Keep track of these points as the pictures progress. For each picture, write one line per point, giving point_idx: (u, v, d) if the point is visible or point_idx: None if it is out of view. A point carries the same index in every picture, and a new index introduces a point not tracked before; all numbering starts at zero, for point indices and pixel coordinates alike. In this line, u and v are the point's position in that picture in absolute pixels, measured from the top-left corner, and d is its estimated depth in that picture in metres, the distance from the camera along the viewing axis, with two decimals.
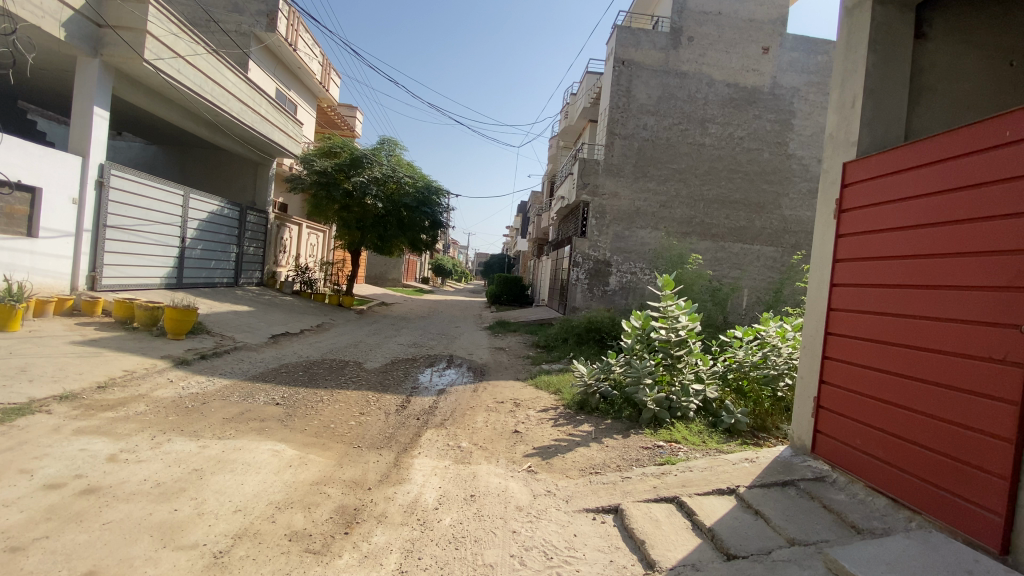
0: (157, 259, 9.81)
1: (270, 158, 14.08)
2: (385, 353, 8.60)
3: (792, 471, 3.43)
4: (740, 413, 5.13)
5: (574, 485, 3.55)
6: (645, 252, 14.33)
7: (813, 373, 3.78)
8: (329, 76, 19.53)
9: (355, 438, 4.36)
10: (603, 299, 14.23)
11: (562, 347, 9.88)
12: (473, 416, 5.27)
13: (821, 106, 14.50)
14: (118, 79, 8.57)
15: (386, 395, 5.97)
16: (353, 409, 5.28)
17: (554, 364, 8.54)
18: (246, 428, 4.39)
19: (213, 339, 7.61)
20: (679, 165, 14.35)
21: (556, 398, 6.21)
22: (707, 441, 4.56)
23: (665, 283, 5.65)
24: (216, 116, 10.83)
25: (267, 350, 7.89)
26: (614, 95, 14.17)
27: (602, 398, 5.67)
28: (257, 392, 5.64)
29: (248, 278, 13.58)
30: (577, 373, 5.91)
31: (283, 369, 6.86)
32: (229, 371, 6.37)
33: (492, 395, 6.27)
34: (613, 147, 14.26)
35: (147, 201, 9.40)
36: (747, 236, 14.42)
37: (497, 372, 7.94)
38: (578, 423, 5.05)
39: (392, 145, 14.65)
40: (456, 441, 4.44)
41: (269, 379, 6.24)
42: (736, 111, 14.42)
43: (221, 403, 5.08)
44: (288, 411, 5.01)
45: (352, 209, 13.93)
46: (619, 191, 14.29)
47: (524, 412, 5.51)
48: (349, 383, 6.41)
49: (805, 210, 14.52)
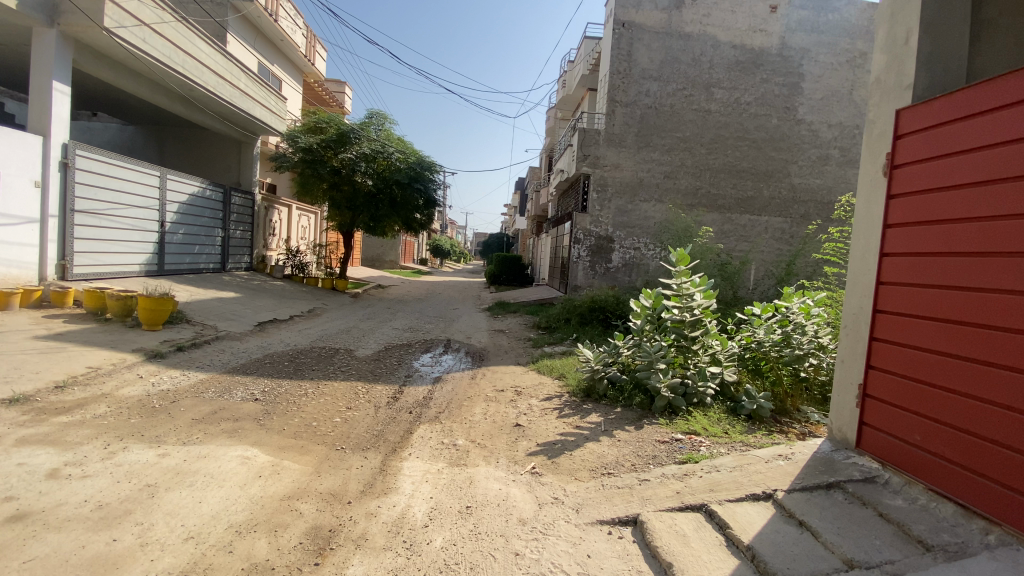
0: (134, 245, 9.30)
1: (254, 136, 13.42)
2: (378, 339, 8.13)
3: (836, 471, 2.98)
4: (762, 398, 4.70)
5: (585, 491, 3.10)
6: (649, 226, 13.75)
7: (859, 357, 3.26)
8: (314, 49, 18.64)
9: (338, 438, 3.91)
10: (605, 275, 13.75)
11: (565, 328, 9.40)
12: (470, 408, 4.82)
13: (832, 67, 13.74)
14: (79, 50, 7.90)
15: (377, 386, 5.52)
16: (339, 404, 4.83)
17: (557, 346, 8.10)
18: (216, 430, 3.94)
19: (193, 329, 7.13)
20: (683, 133, 13.68)
21: (560, 384, 5.75)
22: (729, 432, 4.10)
23: (680, 256, 5.13)
24: (189, 90, 10.14)
25: (251, 338, 7.42)
26: (614, 60, 13.41)
27: (610, 383, 5.19)
28: (235, 386, 5.18)
29: (235, 264, 13.04)
30: (583, 358, 5.40)
31: (267, 359, 6.41)
32: (207, 364, 5.91)
33: (491, 383, 5.81)
34: (614, 116, 13.56)
35: (119, 182, 8.79)
36: (755, 207, 13.83)
37: (497, 356, 7.50)
38: (585, 414, 4.59)
39: (382, 119, 13.92)
40: (451, 439, 3.99)
41: (249, 371, 5.78)
42: (743, 74, 13.66)
43: (192, 401, 4.62)
44: (267, 408, 4.56)
45: (341, 187, 13.34)
46: (621, 162, 13.64)
47: (525, 401, 5.05)
48: (337, 373, 5.95)
49: (815, 177, 13.90)
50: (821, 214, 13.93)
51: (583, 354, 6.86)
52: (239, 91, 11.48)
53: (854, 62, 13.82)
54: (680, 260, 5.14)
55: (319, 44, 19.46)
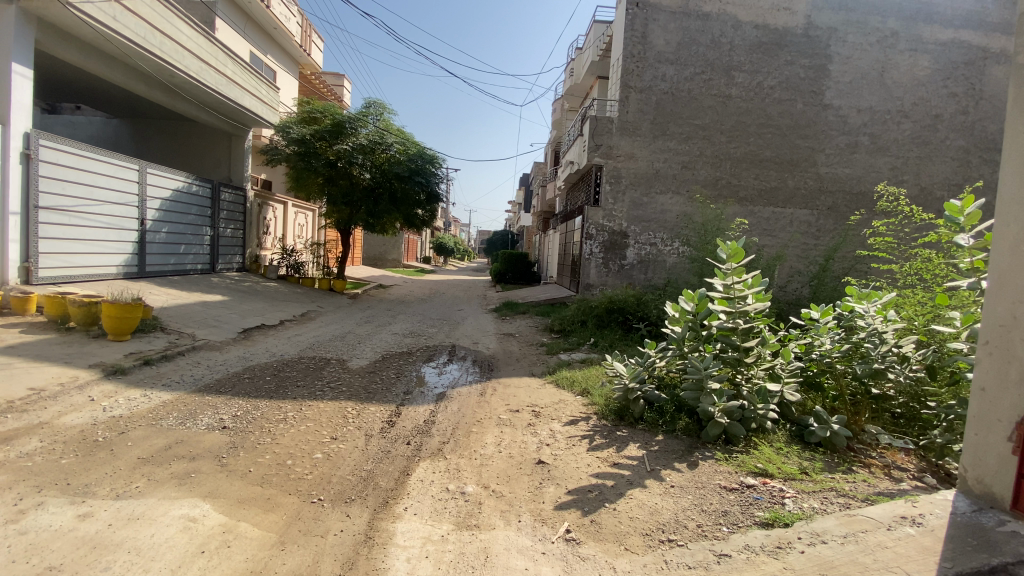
0: (110, 245, 8.51)
1: (245, 129, 12.59)
2: (375, 347, 7.32)
3: (996, 547, 2.14)
4: (836, 423, 3.91)
5: (643, 572, 2.27)
6: (667, 220, 12.88)
7: (1013, 388, 2.41)
8: (309, 38, 17.84)
9: (316, 486, 3.09)
10: (619, 273, 12.91)
11: (580, 332, 8.52)
12: (480, 437, 3.99)
13: (861, 48, 12.82)
14: (41, 29, 7.11)
15: (370, 406, 4.68)
16: (323, 432, 4.02)
17: (575, 353, 7.29)
18: (162, 476, 3.13)
19: (167, 338, 6.33)
20: (702, 120, 12.79)
21: (584, 401, 4.92)
22: (806, 472, 3.32)
23: (733, 250, 4.29)
24: (170, 76, 9.35)
25: (233, 348, 6.62)
26: (628, 42, 12.52)
27: (647, 405, 4.33)
28: (202, 410, 4.38)
29: (227, 264, 12.26)
30: (613, 372, 4.54)
31: (246, 374, 5.60)
32: (174, 381, 5.10)
33: (503, 401, 4.98)
34: (628, 102, 12.67)
35: (91, 175, 8.00)
36: (780, 199, 12.95)
37: (507, 366, 6.69)
38: (623, 445, 3.77)
39: (381, 108, 13.04)
40: (458, 484, 3.15)
41: (224, 390, 4.97)
42: (766, 56, 12.74)
43: (146, 432, 3.82)
44: (235, 441, 3.75)
45: (338, 181, 12.53)
46: (636, 152, 12.76)
47: (545, 427, 4.22)
48: (325, 391, 5.13)
49: (843, 166, 13.00)
50: (850, 205, 13.03)
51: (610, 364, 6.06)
52: (226, 79, 10.67)
53: (885, 43, 12.86)
54: (734, 257, 4.29)
55: (315, 34, 18.65)
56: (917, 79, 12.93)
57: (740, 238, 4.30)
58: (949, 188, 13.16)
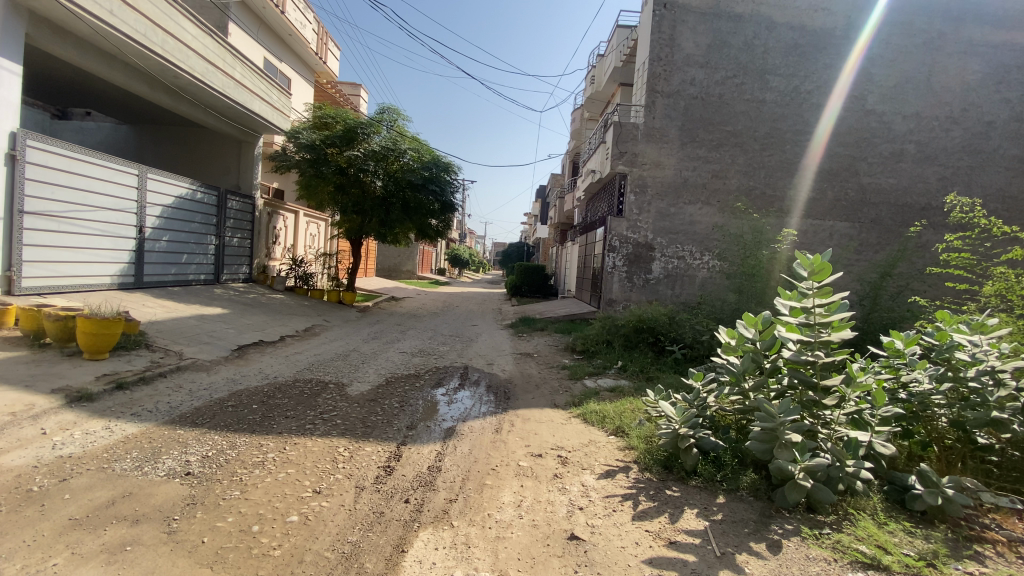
0: (104, 253, 8.02)
1: (255, 135, 12.20)
2: (380, 368, 6.63)
3: None
4: (949, 486, 3.09)
5: None
6: (696, 232, 12.06)
7: None
8: (325, 46, 17.58)
9: (282, 570, 2.37)
10: (644, 289, 12.13)
11: (607, 353, 7.75)
12: (496, 494, 3.22)
13: (906, 51, 11.95)
14: (33, 24, 6.67)
15: (366, 445, 3.97)
16: (306, 482, 3.30)
17: (602, 379, 6.53)
18: (90, 549, 2.44)
19: (150, 357, 5.72)
20: (734, 126, 12.00)
21: (619, 443, 4.15)
22: (930, 561, 2.50)
23: (818, 265, 3.53)
24: (174, 77, 8.96)
25: (222, 369, 5.98)
26: (655, 45, 11.85)
27: (702, 454, 3.55)
28: (167, 450, 3.72)
29: (232, 274, 11.76)
30: (660, 413, 3.78)
31: (231, 400, 4.93)
32: (146, 411, 4.45)
33: (522, 441, 4.23)
34: (654, 107, 11.96)
35: (84, 179, 7.55)
36: (818, 211, 12.07)
37: (526, 393, 5.95)
38: (678, 514, 2.98)
39: (394, 114, 12.54)
40: (466, 571, 2.40)
41: (199, 422, 4.30)
42: (803, 59, 11.94)
43: (91, 480, 3.15)
44: (195, 495, 3.05)
45: (349, 189, 11.96)
46: (662, 160, 12.02)
47: (576, 480, 3.46)
48: (317, 424, 4.41)
49: (887, 176, 12.06)
50: (894, 218, 12.08)
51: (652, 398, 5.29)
52: (233, 82, 10.28)
53: (931, 45, 11.94)
54: (819, 274, 3.55)
55: (332, 42, 18.40)
56: (966, 85, 12.00)
57: (829, 250, 3.54)
58: (1004, 201, 12.07)
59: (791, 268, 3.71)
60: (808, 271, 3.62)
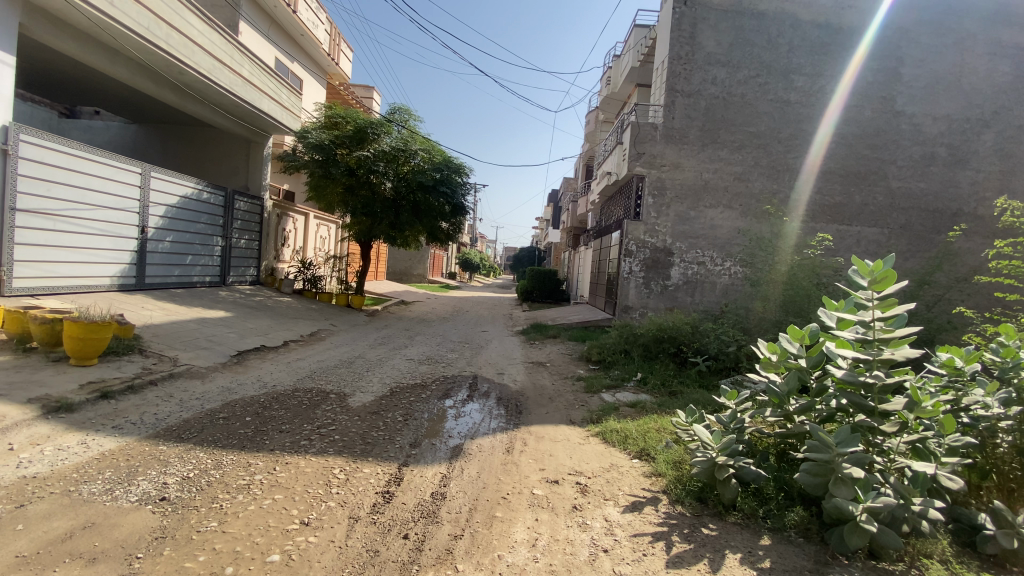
0: (104, 254, 7.80)
1: (264, 135, 12.00)
2: (384, 377, 6.28)
3: None
4: None
5: None
6: (716, 237, 11.59)
7: None
8: (338, 47, 17.43)
9: None
10: (661, 295, 11.68)
11: (625, 364, 7.32)
12: (507, 530, 2.83)
13: (939, 50, 11.35)
14: (28, 13, 6.50)
15: (366, 466, 3.59)
16: (294, 512, 2.92)
17: (621, 393, 6.11)
18: None
19: (141, 364, 5.43)
20: (756, 127, 11.51)
21: (646, 469, 3.72)
22: None
23: (881, 273, 3.09)
24: (179, 73, 8.78)
25: (218, 376, 5.67)
26: (674, 43, 11.43)
27: (742, 486, 3.11)
28: (145, 470, 3.39)
29: (239, 277, 11.53)
30: (693, 437, 3.36)
31: (222, 412, 4.60)
32: (129, 424, 4.14)
33: (535, 463, 3.83)
34: (674, 107, 11.53)
35: (83, 177, 7.35)
36: (845, 216, 11.50)
37: (540, 407, 5.55)
38: (722, 561, 2.55)
39: (405, 115, 12.29)
40: None
41: (185, 437, 3.96)
42: (829, 58, 11.41)
43: (52, 508, 2.83)
44: (166, 528, 2.70)
45: (358, 191, 11.70)
46: (681, 162, 11.58)
47: (598, 514, 3.04)
48: (313, 440, 4.04)
49: (918, 180, 11.48)
50: (926, 224, 11.48)
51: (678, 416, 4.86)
52: (240, 79, 10.08)
53: (965, 44, 11.34)
54: (882, 283, 3.11)
55: (345, 43, 18.24)
56: (1002, 85, 11.35)
57: (892, 255, 3.09)
58: None
59: (847, 275, 3.29)
60: (868, 279, 3.19)
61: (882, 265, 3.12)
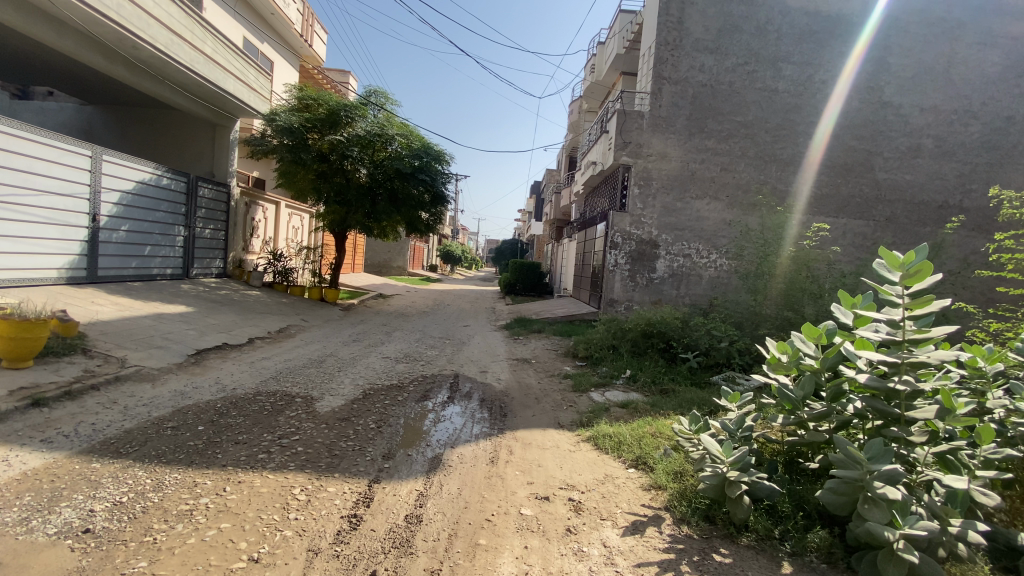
0: (50, 244, 7.13)
1: (231, 118, 11.29)
2: (357, 377, 5.81)
3: None
4: None
5: None
6: (703, 229, 11.37)
7: None
8: (310, 28, 16.62)
9: None
10: (647, 288, 11.42)
11: (613, 360, 7.00)
12: (493, 562, 2.44)
13: (926, 40, 11.24)
14: None
15: (332, 484, 3.17)
16: (243, 545, 2.48)
17: (610, 392, 5.79)
18: None
19: (83, 366, 4.88)
20: (744, 117, 11.27)
21: (645, 482, 3.37)
22: None
23: (915, 266, 2.76)
24: (134, 48, 8.09)
25: (171, 379, 5.14)
26: (662, 28, 11.08)
27: (758, 504, 2.81)
28: (70, 494, 2.91)
29: (203, 269, 10.85)
30: (701, 448, 3.05)
31: (171, 420, 4.11)
32: (60, 436, 3.62)
33: (523, 476, 3.46)
34: (661, 94, 11.21)
35: (23, 160, 6.67)
36: (831, 207, 11.39)
37: (525, 409, 5.18)
38: None
39: (382, 98, 11.71)
40: None
41: (124, 452, 3.47)
42: (818, 47, 11.22)
43: None
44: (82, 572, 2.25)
45: (332, 178, 11.14)
46: (668, 151, 11.29)
47: (594, 538, 2.69)
48: (271, 453, 3.59)
49: (903, 172, 11.41)
50: (910, 216, 11.45)
51: (674, 419, 4.54)
52: (203, 57, 9.39)
53: (951, 35, 11.26)
54: (916, 277, 2.77)
55: (318, 24, 17.41)
56: (986, 77, 11.32)
57: (925, 246, 2.77)
58: None
59: (874, 269, 2.97)
60: (899, 273, 2.85)
61: (915, 258, 2.80)
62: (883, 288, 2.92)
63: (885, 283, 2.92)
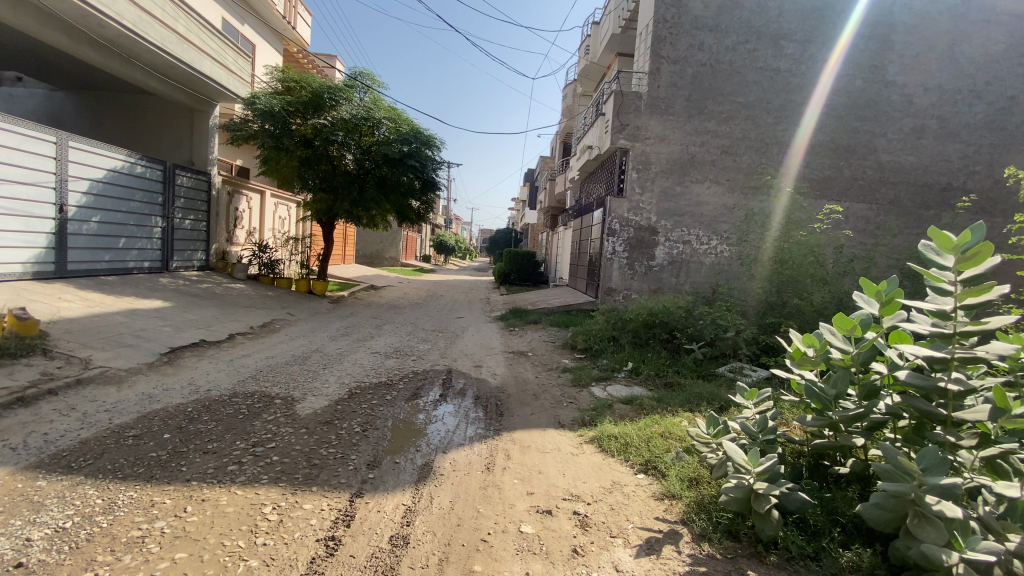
0: (15, 236, 6.68)
1: (210, 103, 10.77)
2: (343, 375, 5.45)
3: None
4: None
5: None
6: (703, 214, 11.03)
7: None
8: (293, 10, 15.95)
9: None
10: (645, 276, 11.11)
11: (613, 352, 6.69)
12: None
13: (932, 16, 10.85)
14: None
15: (309, 501, 2.82)
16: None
17: (612, 386, 5.48)
18: None
19: (43, 368, 4.49)
20: (745, 98, 10.87)
21: (658, 490, 3.04)
22: None
23: (973, 247, 2.36)
24: (99, 25, 7.56)
25: (140, 381, 4.76)
26: (660, 5, 10.62)
27: (788, 517, 2.51)
28: (5, 519, 2.54)
29: (185, 261, 10.39)
30: (723, 454, 2.73)
31: (133, 427, 3.74)
32: (5, 449, 3.24)
33: (522, 486, 3.12)
34: (659, 75, 10.79)
35: None
36: (833, 190, 11.08)
37: (523, 406, 4.85)
38: None
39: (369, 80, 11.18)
40: None
41: (76, 467, 3.10)
42: (821, 24, 10.80)
43: None
44: None
45: (317, 165, 10.68)
46: (667, 134, 10.90)
47: (605, 560, 2.37)
48: (242, 464, 3.23)
49: (907, 154, 11.10)
50: (914, 199, 11.16)
51: (685, 418, 4.20)
52: (176, 36, 8.83)
53: (958, 11, 10.86)
54: (973, 261, 2.39)
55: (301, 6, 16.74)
56: (992, 54, 10.96)
57: (983, 224, 2.35)
58: None
59: (921, 252, 2.59)
60: (953, 257, 2.47)
61: (971, 238, 2.38)
62: (931, 273, 2.55)
63: (934, 267, 2.55)
